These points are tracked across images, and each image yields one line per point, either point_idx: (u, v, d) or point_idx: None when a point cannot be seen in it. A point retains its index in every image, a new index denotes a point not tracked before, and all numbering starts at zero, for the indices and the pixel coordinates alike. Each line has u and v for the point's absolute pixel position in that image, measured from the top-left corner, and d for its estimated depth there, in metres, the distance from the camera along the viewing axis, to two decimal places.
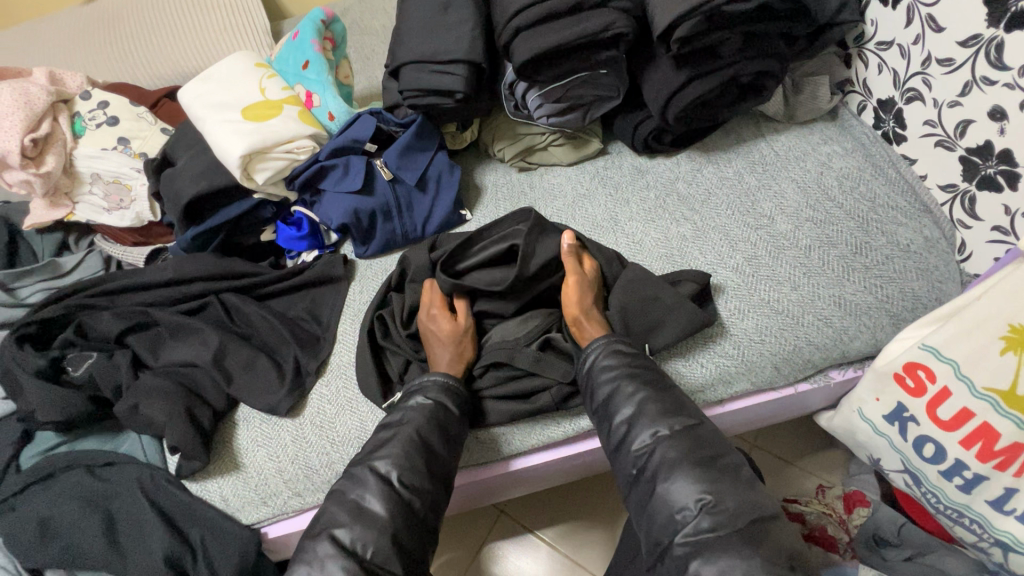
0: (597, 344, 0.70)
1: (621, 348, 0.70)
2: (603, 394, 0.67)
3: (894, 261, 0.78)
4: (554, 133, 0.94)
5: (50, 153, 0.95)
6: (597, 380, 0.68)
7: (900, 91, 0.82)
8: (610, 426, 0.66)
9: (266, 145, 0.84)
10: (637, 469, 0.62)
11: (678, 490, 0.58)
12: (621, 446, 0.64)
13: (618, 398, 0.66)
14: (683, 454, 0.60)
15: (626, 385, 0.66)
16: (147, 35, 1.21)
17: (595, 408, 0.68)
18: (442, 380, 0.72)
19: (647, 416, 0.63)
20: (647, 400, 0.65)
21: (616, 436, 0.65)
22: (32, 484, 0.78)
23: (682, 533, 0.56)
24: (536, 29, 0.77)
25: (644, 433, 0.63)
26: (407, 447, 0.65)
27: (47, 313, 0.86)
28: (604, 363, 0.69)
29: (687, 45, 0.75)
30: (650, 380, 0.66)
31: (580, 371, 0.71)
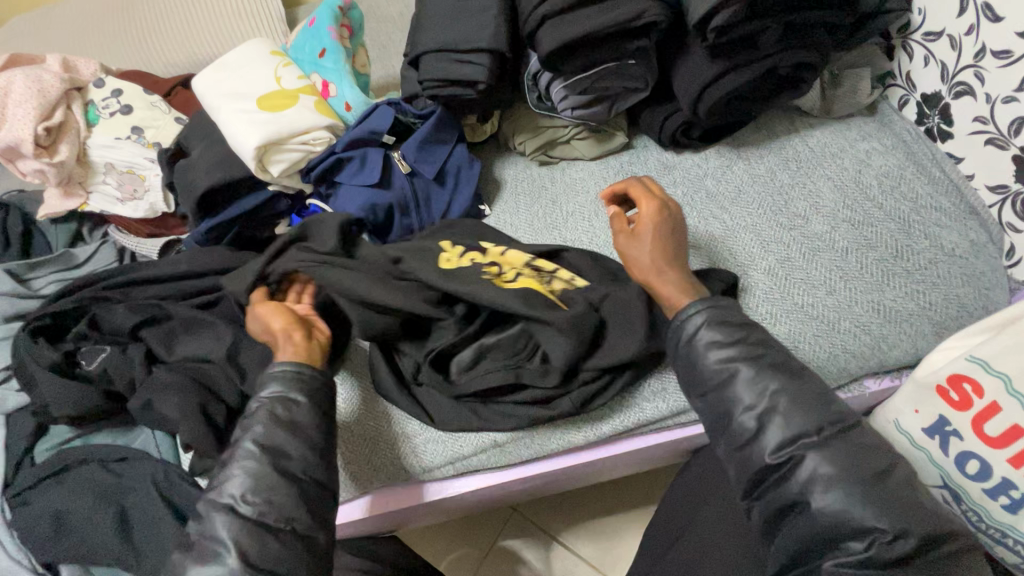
0: (699, 309, 0.62)
1: (728, 318, 0.62)
2: (716, 379, 0.60)
3: (938, 266, 0.74)
4: (577, 126, 0.91)
5: (64, 142, 0.93)
6: (706, 361, 0.60)
7: (948, 86, 0.78)
8: (734, 420, 0.58)
9: (282, 135, 0.81)
10: (760, 479, 0.57)
11: (833, 509, 0.53)
12: (752, 446, 0.57)
13: (740, 387, 0.59)
14: (841, 468, 0.54)
15: (748, 372, 0.59)
16: (161, 21, 1.19)
17: (701, 393, 0.61)
18: (277, 367, 0.64)
19: (782, 415, 0.56)
20: (780, 392, 0.58)
21: (743, 433, 0.58)
22: (47, 478, 0.77)
23: (837, 559, 0.52)
24: (564, 17, 0.73)
25: (784, 436, 0.56)
26: (249, 465, 0.58)
27: (60, 305, 0.85)
28: (710, 338, 0.61)
29: (723, 35, 0.71)
30: (778, 364, 0.59)
31: (677, 341, 0.63)
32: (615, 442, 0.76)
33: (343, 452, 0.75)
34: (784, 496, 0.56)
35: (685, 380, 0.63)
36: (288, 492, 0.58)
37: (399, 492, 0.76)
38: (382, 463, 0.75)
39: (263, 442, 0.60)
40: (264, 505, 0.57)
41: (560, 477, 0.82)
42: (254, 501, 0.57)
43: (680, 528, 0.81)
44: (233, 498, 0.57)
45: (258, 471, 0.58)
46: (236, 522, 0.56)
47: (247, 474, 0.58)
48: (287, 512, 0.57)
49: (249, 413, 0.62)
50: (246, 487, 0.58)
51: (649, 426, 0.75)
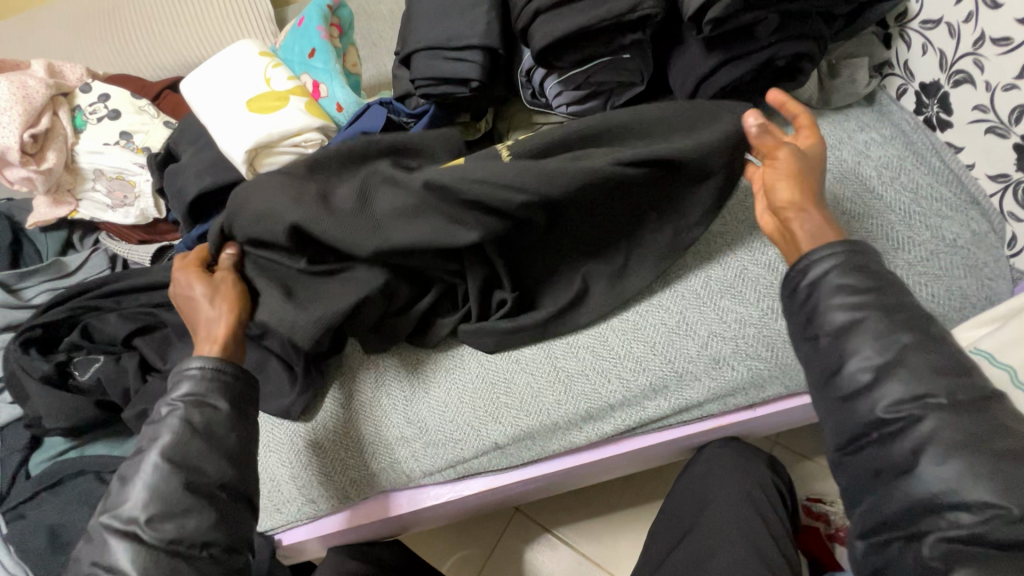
0: (830, 253, 0.54)
1: (862, 263, 0.53)
2: (836, 323, 0.52)
3: (940, 258, 0.73)
4: (573, 122, 0.89)
5: (51, 149, 0.92)
6: (826, 306, 0.52)
7: (947, 74, 0.77)
8: (841, 371, 0.51)
9: (272, 139, 0.80)
10: (857, 436, 0.50)
11: (941, 480, 0.45)
12: (858, 397, 0.50)
13: (858, 334, 0.51)
14: (962, 434, 0.45)
15: (876, 323, 0.50)
16: (148, 23, 1.17)
17: (809, 336, 0.54)
18: (193, 365, 0.61)
19: (908, 371, 0.48)
20: (909, 349, 0.49)
21: (852, 386, 0.50)
22: (43, 491, 0.77)
23: (944, 534, 0.44)
24: (556, 12, 0.72)
25: (895, 392, 0.48)
26: (153, 482, 0.55)
27: (51, 315, 0.84)
28: (838, 281, 0.53)
29: (720, 27, 0.70)
30: (915, 321, 0.50)
31: (794, 285, 0.55)
32: (617, 441, 0.76)
33: (320, 464, 0.75)
34: (883, 460, 0.48)
35: (797, 323, 0.56)
36: (205, 515, 0.55)
37: (398, 499, 0.76)
38: (381, 468, 0.74)
39: (174, 456, 0.56)
40: (175, 530, 0.54)
41: (565, 476, 0.81)
42: (164, 527, 0.54)
43: (685, 526, 0.81)
44: (136, 518, 0.54)
45: (164, 487, 0.55)
46: (144, 547, 0.53)
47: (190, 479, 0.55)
48: (201, 536, 0.55)
49: (156, 418, 0.59)
50: (153, 510, 0.54)
51: (651, 425, 0.74)
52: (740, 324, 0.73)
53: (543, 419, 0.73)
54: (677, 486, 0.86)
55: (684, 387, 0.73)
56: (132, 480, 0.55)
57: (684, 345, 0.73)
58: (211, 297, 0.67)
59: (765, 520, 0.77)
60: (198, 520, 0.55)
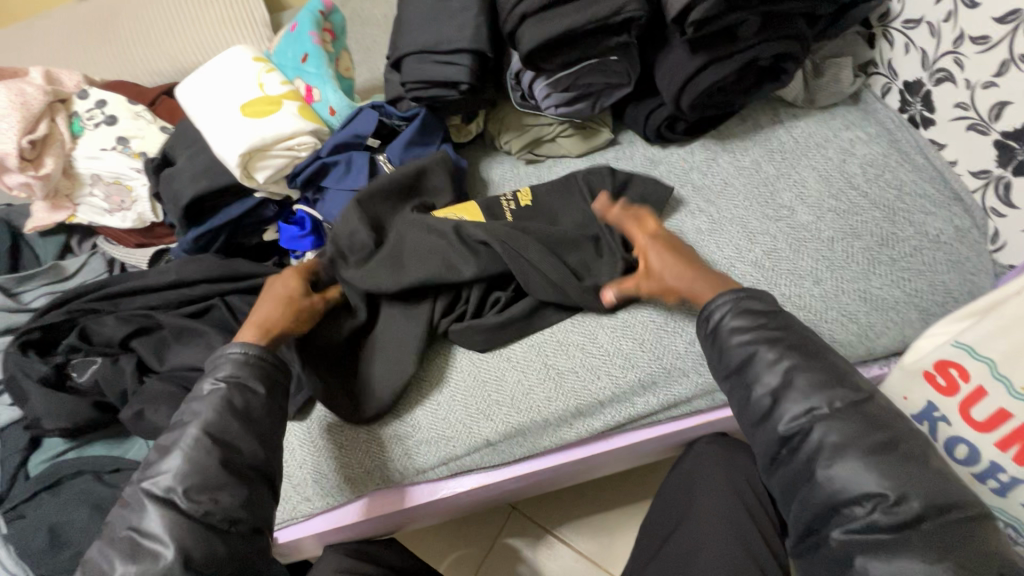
0: (723, 301, 0.62)
1: (752, 307, 0.61)
2: (738, 361, 0.60)
3: (923, 253, 0.74)
4: (562, 123, 0.90)
5: (49, 155, 0.93)
6: (728, 345, 0.60)
7: (929, 73, 0.78)
8: (750, 396, 0.59)
9: (266, 142, 0.81)
10: (774, 452, 0.57)
11: (844, 480, 0.52)
12: (767, 419, 0.57)
13: (758, 366, 0.58)
14: (851, 438, 0.53)
15: (767, 353, 0.58)
16: (144, 30, 1.19)
17: (726, 375, 0.61)
18: (234, 350, 0.62)
19: (798, 390, 0.56)
20: (797, 369, 0.57)
21: (760, 408, 0.58)
22: (42, 491, 0.78)
23: (844, 528, 0.52)
24: (543, 16, 0.74)
25: (797, 408, 0.55)
26: (191, 454, 0.56)
27: (49, 318, 0.85)
28: (733, 324, 0.61)
29: (703, 28, 0.71)
30: (797, 345, 0.58)
31: (703, 330, 0.63)
32: (608, 437, 0.77)
33: (315, 463, 0.76)
34: (798, 468, 0.55)
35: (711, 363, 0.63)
36: (238, 490, 0.56)
37: (391, 496, 0.77)
38: (374, 466, 0.75)
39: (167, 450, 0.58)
40: (210, 502, 0.55)
41: (558, 473, 0.82)
42: (202, 499, 0.55)
43: (676, 521, 0.82)
44: (173, 489, 0.55)
45: (202, 460, 0.56)
46: (181, 518, 0.54)
47: (184, 475, 0.56)
48: (231, 512, 0.56)
49: (199, 395, 0.60)
50: (191, 482, 0.56)
51: (641, 421, 0.75)
52: None
53: (534, 416, 0.74)
54: (668, 482, 0.87)
55: (672, 382, 0.74)
56: (173, 450, 0.57)
57: (672, 342, 0.74)
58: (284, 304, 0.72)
59: (750, 511, 0.78)
60: (230, 496, 0.56)
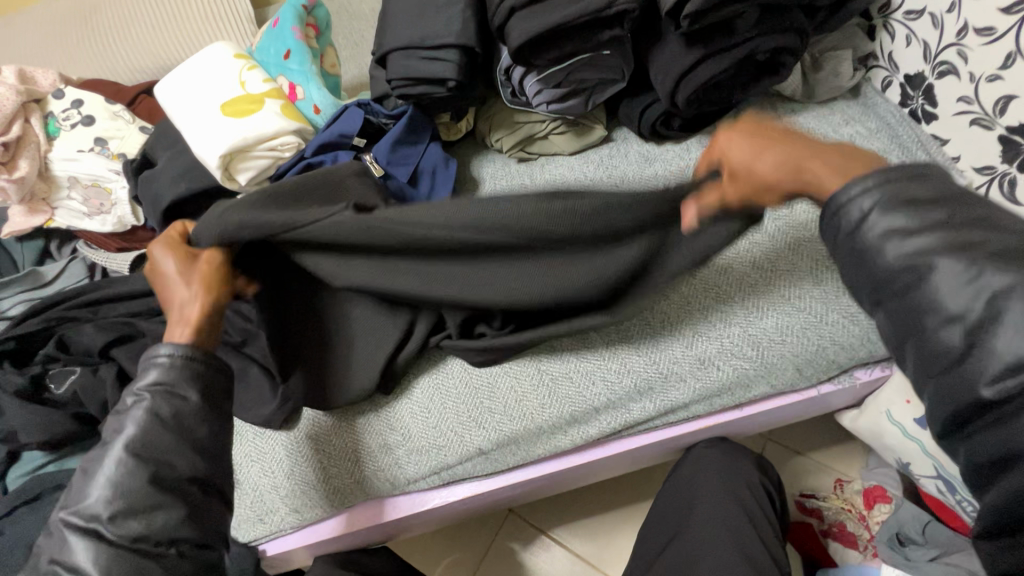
0: (864, 189, 0.44)
1: (915, 197, 0.43)
2: (896, 276, 0.43)
3: None
4: (554, 120, 0.88)
5: (23, 157, 0.90)
6: (882, 258, 0.43)
7: (931, 65, 0.76)
8: (924, 328, 0.42)
9: (247, 143, 0.78)
10: (962, 413, 0.40)
11: None
12: (961, 361, 0.40)
13: (936, 281, 0.41)
14: None
15: (952, 264, 0.40)
16: (125, 27, 1.16)
17: (886, 297, 0.44)
18: (160, 353, 0.55)
19: (1012, 326, 0.37)
20: (1017, 292, 0.38)
21: (944, 346, 0.40)
22: (20, 506, 0.75)
23: None
24: (532, 9, 0.71)
25: (1007, 346, 0.37)
26: (117, 475, 0.51)
27: (26, 327, 0.82)
28: (886, 224, 0.43)
29: (698, 21, 0.68)
30: (1010, 254, 0.39)
31: (839, 236, 0.46)
32: (603, 444, 0.75)
33: (303, 474, 0.74)
34: (1011, 442, 0.38)
35: (857, 282, 0.47)
36: (173, 510, 0.51)
37: (381, 506, 0.75)
38: (364, 476, 0.73)
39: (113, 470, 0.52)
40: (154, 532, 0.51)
41: (554, 480, 0.80)
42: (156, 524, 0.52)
43: (675, 529, 0.80)
44: (99, 516, 0.50)
45: (128, 481, 0.51)
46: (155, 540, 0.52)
47: None
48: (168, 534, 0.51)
49: (121, 409, 0.54)
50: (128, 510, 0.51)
51: (638, 427, 0.73)
52: (726, 322, 0.72)
53: (527, 423, 0.72)
54: (666, 486, 0.86)
55: (669, 388, 0.72)
56: (94, 477, 0.51)
57: (669, 345, 0.72)
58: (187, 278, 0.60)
59: (750, 518, 0.77)
60: (164, 517, 0.51)
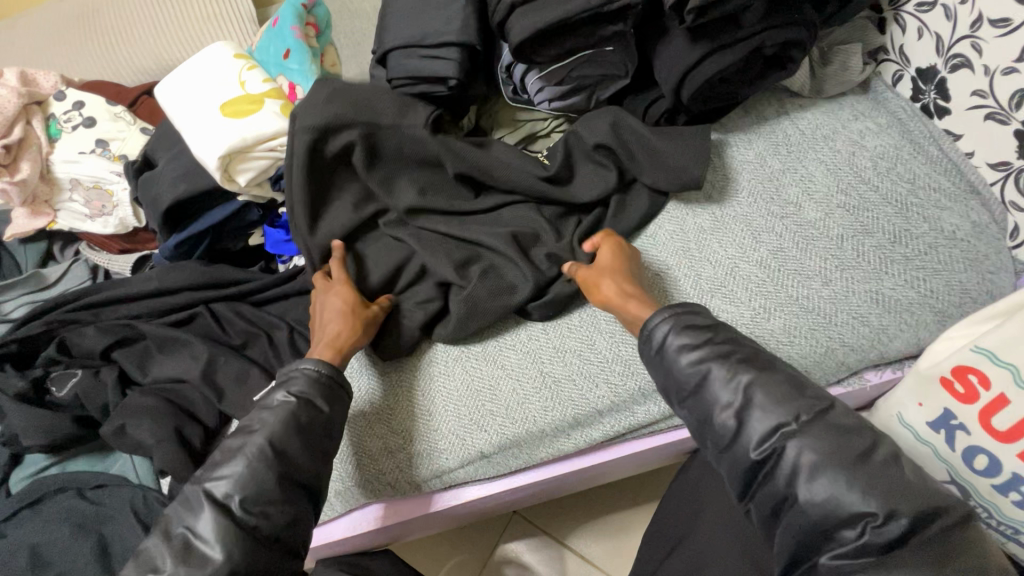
0: (661, 319, 0.59)
1: (692, 322, 0.59)
2: (689, 383, 0.57)
3: (939, 250, 0.70)
4: (557, 118, 0.86)
5: (25, 159, 0.90)
6: (678, 366, 0.57)
7: (944, 59, 0.73)
8: (712, 423, 0.55)
9: (247, 143, 0.78)
10: (748, 478, 0.53)
11: (824, 497, 0.48)
12: (735, 442, 0.53)
13: (713, 386, 0.55)
14: (827, 455, 0.49)
15: (719, 371, 0.55)
16: (126, 27, 1.15)
17: (679, 399, 0.58)
18: (307, 365, 0.62)
19: (760, 408, 0.53)
20: (754, 385, 0.54)
21: (726, 431, 0.54)
22: (24, 509, 0.75)
23: (832, 553, 0.48)
24: (533, 5, 0.69)
25: (763, 426, 0.52)
26: (238, 464, 0.54)
27: (28, 330, 0.82)
28: (679, 342, 0.58)
29: (703, 16, 0.67)
30: (749, 359, 0.56)
31: (648, 352, 0.61)
32: (607, 447, 0.74)
33: None
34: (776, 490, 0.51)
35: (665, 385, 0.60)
36: (287, 508, 0.55)
37: (379, 510, 0.74)
38: (362, 480, 0.72)
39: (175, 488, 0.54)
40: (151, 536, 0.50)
41: (558, 483, 0.79)
42: None
43: (680, 534, 0.78)
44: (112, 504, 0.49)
45: (259, 472, 0.55)
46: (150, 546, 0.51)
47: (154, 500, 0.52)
48: (276, 531, 0.54)
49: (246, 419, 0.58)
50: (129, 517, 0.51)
51: (642, 431, 0.72)
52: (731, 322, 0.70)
53: (529, 426, 0.71)
54: (672, 489, 0.85)
55: None
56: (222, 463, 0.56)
57: None
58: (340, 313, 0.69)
59: None
60: (280, 513, 0.55)
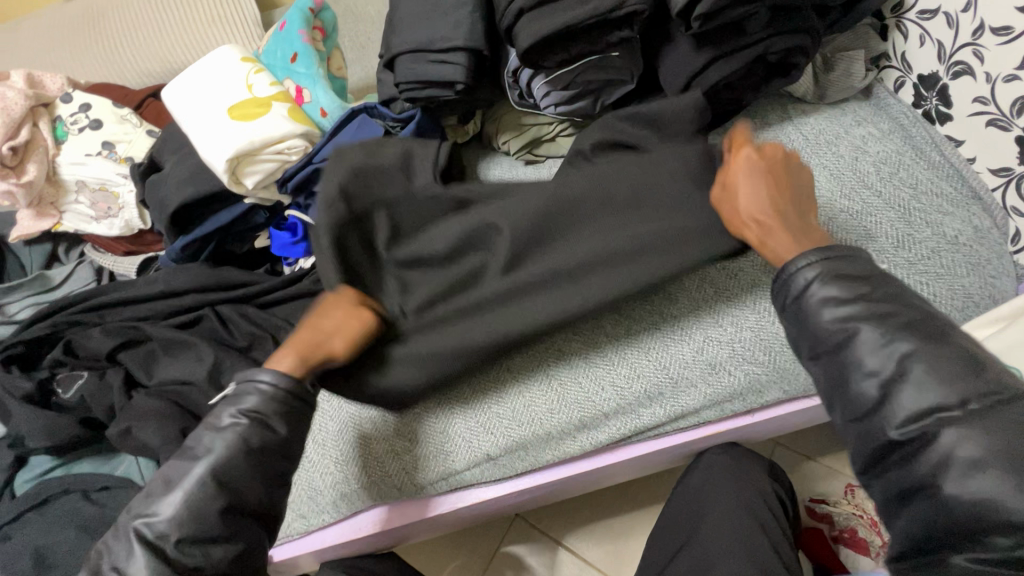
0: (809, 264, 0.54)
1: (846, 271, 0.53)
2: (832, 338, 0.52)
3: (942, 255, 0.71)
4: (562, 122, 0.87)
5: (31, 161, 0.90)
6: (819, 320, 0.53)
7: (946, 65, 0.74)
8: (851, 388, 0.51)
9: (254, 146, 0.78)
10: (880, 454, 0.50)
11: (976, 494, 0.44)
12: (876, 412, 0.50)
13: (860, 347, 0.51)
14: (989, 450, 0.45)
15: (873, 332, 0.51)
16: (132, 30, 1.16)
17: (814, 353, 0.54)
18: (263, 379, 0.59)
19: (913, 384, 0.48)
20: (914, 357, 0.49)
21: (866, 400, 0.50)
22: (28, 511, 0.75)
23: (969, 554, 0.45)
24: (541, 10, 0.70)
25: (911, 403, 0.48)
26: None
27: (33, 332, 0.82)
28: (823, 293, 0.53)
29: (709, 22, 0.67)
30: (914, 324, 0.50)
31: (784, 297, 0.56)
32: (611, 450, 0.74)
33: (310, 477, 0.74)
34: (907, 476, 0.48)
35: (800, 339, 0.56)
36: (231, 544, 0.55)
37: (384, 513, 0.74)
38: (367, 482, 0.72)
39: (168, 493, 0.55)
40: None
41: (562, 486, 0.79)
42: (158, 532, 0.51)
43: (684, 537, 0.79)
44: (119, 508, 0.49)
45: (200, 508, 0.55)
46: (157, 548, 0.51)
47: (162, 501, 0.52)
48: (218, 568, 0.54)
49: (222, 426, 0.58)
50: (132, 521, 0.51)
51: (647, 434, 0.72)
52: (736, 325, 0.71)
53: (535, 429, 0.71)
54: (676, 493, 0.85)
55: (679, 394, 0.71)
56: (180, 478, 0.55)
57: (678, 350, 0.71)
58: (340, 332, 0.64)
59: (763, 527, 0.75)
60: (224, 550, 0.55)
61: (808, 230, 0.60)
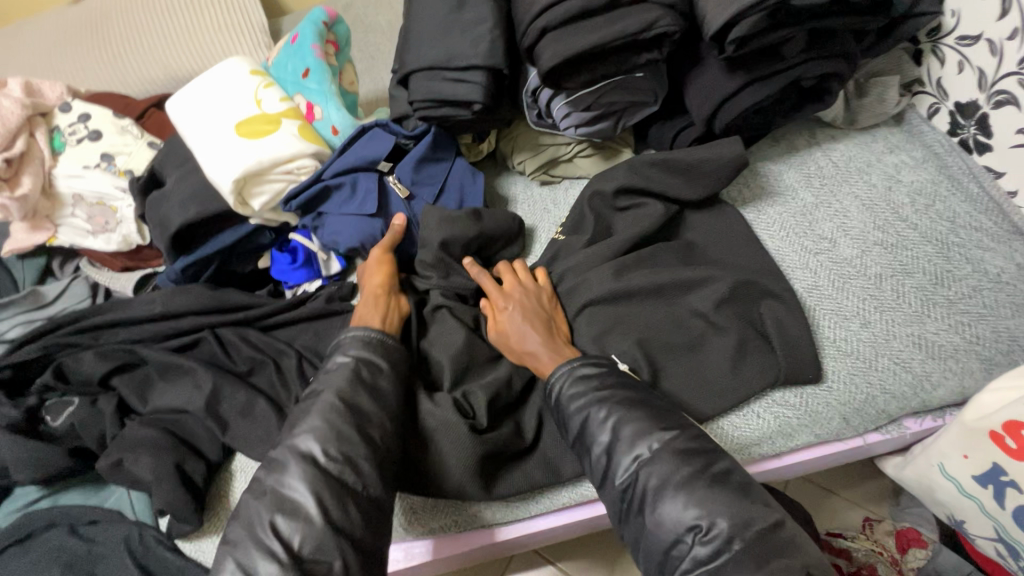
0: (558, 374, 0.61)
1: (587, 372, 0.60)
2: (576, 424, 0.58)
3: (984, 294, 0.67)
4: (581, 142, 0.84)
5: (26, 173, 0.86)
6: (568, 414, 0.59)
7: (987, 94, 0.70)
8: (590, 458, 0.57)
9: (262, 165, 0.75)
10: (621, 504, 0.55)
11: (675, 514, 0.50)
12: (606, 476, 0.56)
13: (592, 426, 0.57)
14: (680, 473, 0.52)
15: (596, 411, 0.57)
16: (136, 37, 1.12)
17: (571, 440, 0.60)
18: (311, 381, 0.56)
19: (624, 440, 0.55)
20: (623, 421, 0.56)
21: (598, 469, 0.56)
22: (10, 547, 0.71)
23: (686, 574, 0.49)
24: (565, 30, 0.67)
25: (627, 458, 0.54)
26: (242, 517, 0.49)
27: (23, 354, 0.78)
28: (571, 392, 0.60)
29: (743, 47, 0.64)
30: (623, 400, 0.57)
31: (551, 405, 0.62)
32: None
33: None
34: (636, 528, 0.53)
35: (560, 427, 0.62)
36: None
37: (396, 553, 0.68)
38: None
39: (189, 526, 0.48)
40: None
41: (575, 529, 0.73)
42: None
43: None
44: None
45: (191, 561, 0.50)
46: None
47: None
48: None
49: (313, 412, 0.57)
50: None
51: None
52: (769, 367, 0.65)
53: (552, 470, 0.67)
54: None
55: None
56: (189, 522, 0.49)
57: None
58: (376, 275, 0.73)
59: None
60: None
61: (557, 335, 0.68)
